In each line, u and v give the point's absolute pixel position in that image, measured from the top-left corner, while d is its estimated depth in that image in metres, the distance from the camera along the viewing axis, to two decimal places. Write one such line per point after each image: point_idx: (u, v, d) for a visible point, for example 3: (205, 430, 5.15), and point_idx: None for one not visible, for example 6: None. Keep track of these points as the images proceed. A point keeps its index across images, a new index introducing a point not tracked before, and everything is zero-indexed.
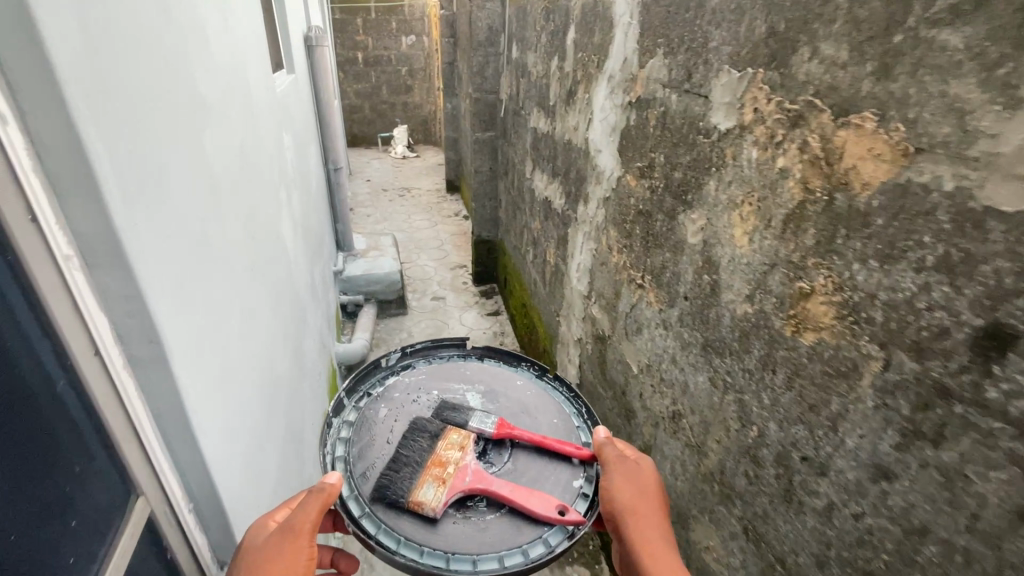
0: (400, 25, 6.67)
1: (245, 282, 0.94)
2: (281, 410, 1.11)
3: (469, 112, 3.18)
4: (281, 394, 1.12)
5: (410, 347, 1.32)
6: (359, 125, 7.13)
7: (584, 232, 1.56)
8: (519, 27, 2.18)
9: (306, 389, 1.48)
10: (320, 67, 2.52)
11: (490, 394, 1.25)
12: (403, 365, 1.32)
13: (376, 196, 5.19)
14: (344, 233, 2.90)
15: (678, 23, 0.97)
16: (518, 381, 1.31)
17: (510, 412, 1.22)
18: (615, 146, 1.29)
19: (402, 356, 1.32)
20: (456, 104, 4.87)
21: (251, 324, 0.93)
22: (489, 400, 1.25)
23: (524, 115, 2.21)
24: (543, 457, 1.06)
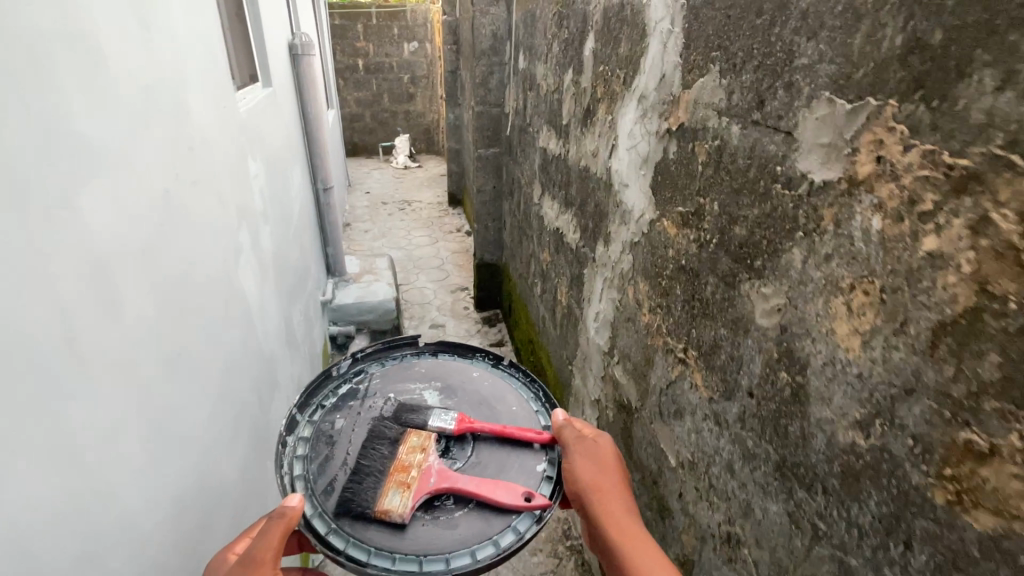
0: (402, 32, 6.48)
1: (162, 372, 0.72)
2: (221, 514, 0.90)
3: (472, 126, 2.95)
4: (222, 493, 0.90)
5: (360, 352, 1.32)
6: (359, 134, 6.92)
7: (603, 277, 1.32)
8: (527, 34, 1.95)
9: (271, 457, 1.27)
10: (307, 78, 2.30)
11: (447, 390, 1.27)
12: (356, 372, 1.31)
13: (375, 210, 4.97)
14: (335, 257, 2.68)
15: (744, 31, 0.73)
16: (471, 371, 1.35)
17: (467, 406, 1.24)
18: (647, 181, 1.05)
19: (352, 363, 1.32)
20: (459, 114, 4.65)
21: (167, 428, 0.72)
22: (447, 396, 1.26)
23: (533, 132, 1.97)
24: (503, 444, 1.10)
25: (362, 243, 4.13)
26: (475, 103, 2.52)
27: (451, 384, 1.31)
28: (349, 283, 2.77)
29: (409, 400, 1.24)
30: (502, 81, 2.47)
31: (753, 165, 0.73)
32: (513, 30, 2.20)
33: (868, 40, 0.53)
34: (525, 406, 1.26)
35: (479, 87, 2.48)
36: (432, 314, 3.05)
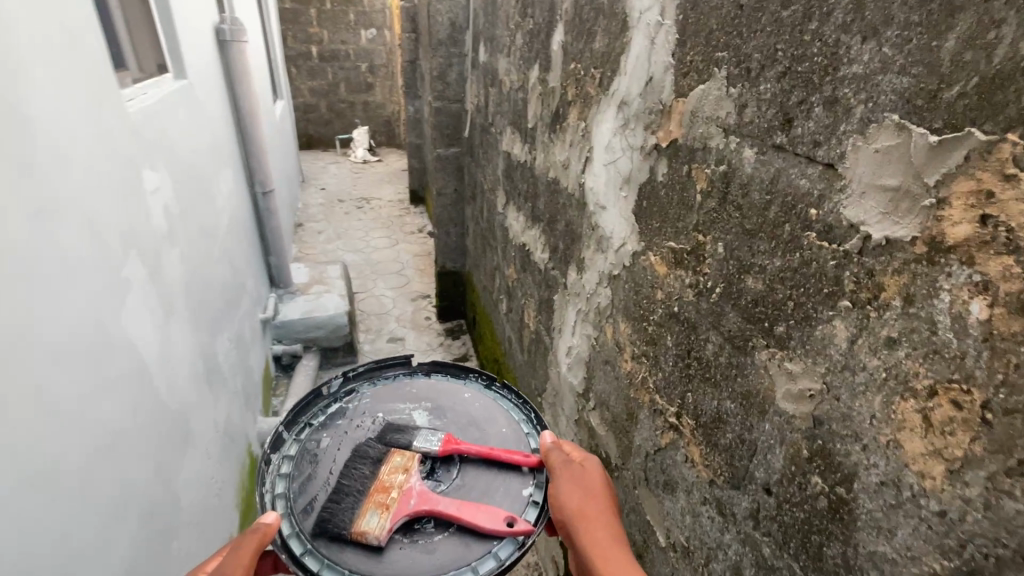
0: (359, 17, 6.12)
1: None
2: None
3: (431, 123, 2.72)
4: None
5: (351, 370, 1.16)
6: (315, 125, 6.54)
7: (577, 307, 1.14)
8: (488, 23, 1.74)
9: (185, 516, 1.08)
10: (239, 66, 2.02)
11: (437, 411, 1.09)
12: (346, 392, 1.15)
13: (330, 209, 4.66)
14: (279, 266, 2.42)
15: (762, 27, 0.56)
16: (466, 392, 1.17)
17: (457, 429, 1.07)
18: (629, 205, 0.88)
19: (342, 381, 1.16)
20: (419, 107, 4.39)
21: None
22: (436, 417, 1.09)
23: (496, 134, 1.77)
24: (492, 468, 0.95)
25: (315, 245, 3.85)
26: (432, 98, 2.30)
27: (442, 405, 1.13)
28: (296, 295, 2.52)
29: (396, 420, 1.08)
30: (462, 74, 2.25)
31: (774, 202, 0.56)
32: (473, 18, 1.98)
33: (969, 44, 0.37)
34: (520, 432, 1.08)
35: (437, 81, 2.25)
36: (390, 326, 2.83)
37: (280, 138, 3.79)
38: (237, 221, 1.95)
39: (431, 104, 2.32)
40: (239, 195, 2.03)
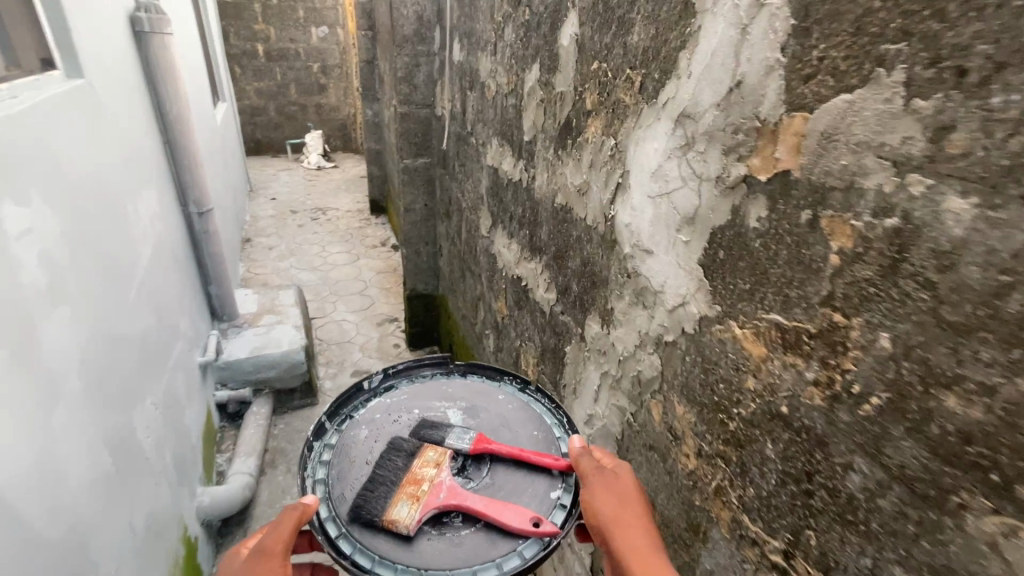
0: (309, 14, 5.72)
1: None
2: None
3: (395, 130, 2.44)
4: None
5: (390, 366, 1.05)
6: (263, 129, 6.07)
7: (601, 368, 0.91)
8: (465, 16, 1.49)
9: None
10: (162, 63, 1.67)
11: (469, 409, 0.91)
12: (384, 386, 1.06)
13: (282, 221, 4.27)
14: (221, 297, 2.08)
15: (1001, 1, 0.34)
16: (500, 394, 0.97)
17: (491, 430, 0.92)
18: (694, 252, 0.65)
19: (382, 377, 1.05)
20: (378, 110, 4.07)
21: None
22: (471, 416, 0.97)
23: (478, 145, 1.53)
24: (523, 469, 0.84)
25: (265, 264, 3.47)
26: (396, 102, 2.02)
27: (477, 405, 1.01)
28: (243, 328, 2.18)
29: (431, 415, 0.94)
30: (431, 76, 1.99)
31: (1022, 287, 0.34)
32: (444, 11, 1.72)
33: None
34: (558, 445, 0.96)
35: (401, 82, 1.98)
36: (354, 357, 2.52)
37: (220, 145, 3.39)
38: (165, 249, 1.61)
39: (395, 109, 2.05)
40: (167, 218, 1.69)
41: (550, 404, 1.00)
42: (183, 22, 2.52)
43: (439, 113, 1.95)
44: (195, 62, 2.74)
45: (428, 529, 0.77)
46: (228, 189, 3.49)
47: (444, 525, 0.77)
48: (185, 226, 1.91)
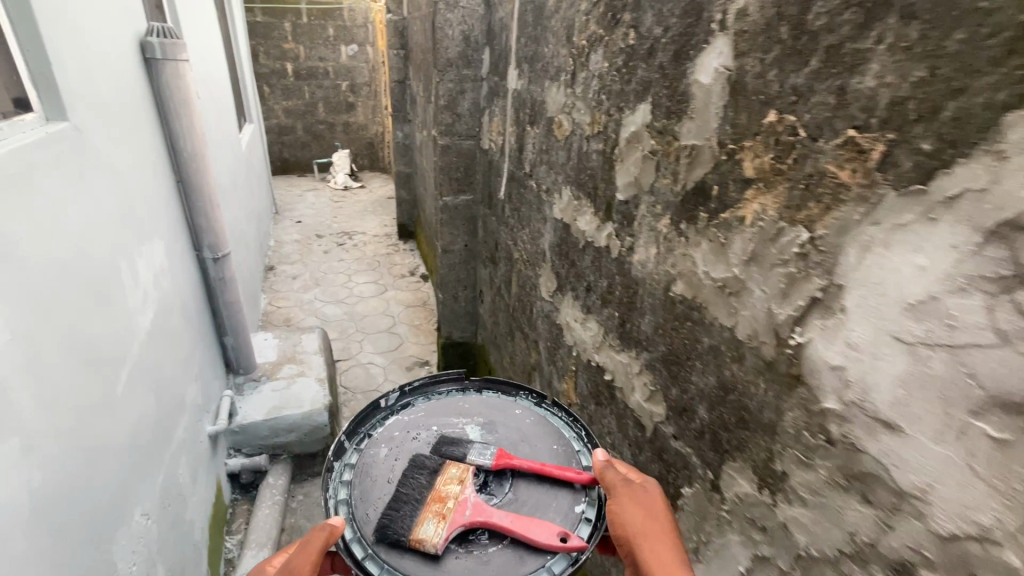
0: (339, 32, 5.62)
1: None
2: None
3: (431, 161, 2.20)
4: None
5: (408, 383, 1.09)
6: (290, 148, 5.96)
7: (755, 546, 0.63)
8: (529, 38, 1.24)
9: None
10: (175, 95, 1.46)
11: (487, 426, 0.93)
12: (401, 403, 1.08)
13: (307, 247, 4.09)
14: (237, 350, 1.86)
15: None
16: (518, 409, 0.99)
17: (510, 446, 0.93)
18: (1019, 461, 0.36)
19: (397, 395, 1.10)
20: (408, 132, 3.88)
21: None
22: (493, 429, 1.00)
23: (539, 191, 1.27)
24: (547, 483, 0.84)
25: (288, 295, 3.28)
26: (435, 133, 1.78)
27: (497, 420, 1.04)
28: (261, 382, 1.95)
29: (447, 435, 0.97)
30: (477, 103, 1.74)
31: None
32: (498, 31, 1.48)
33: None
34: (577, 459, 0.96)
35: (444, 110, 1.73)
36: None
37: (244, 170, 3.22)
38: (173, 308, 1.39)
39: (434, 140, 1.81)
40: (176, 271, 1.47)
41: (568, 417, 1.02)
42: (205, 44, 2.33)
43: (486, 147, 1.70)
44: (217, 86, 2.57)
45: (455, 547, 0.77)
46: (251, 216, 3.31)
47: (472, 544, 0.77)
48: (199, 274, 1.70)
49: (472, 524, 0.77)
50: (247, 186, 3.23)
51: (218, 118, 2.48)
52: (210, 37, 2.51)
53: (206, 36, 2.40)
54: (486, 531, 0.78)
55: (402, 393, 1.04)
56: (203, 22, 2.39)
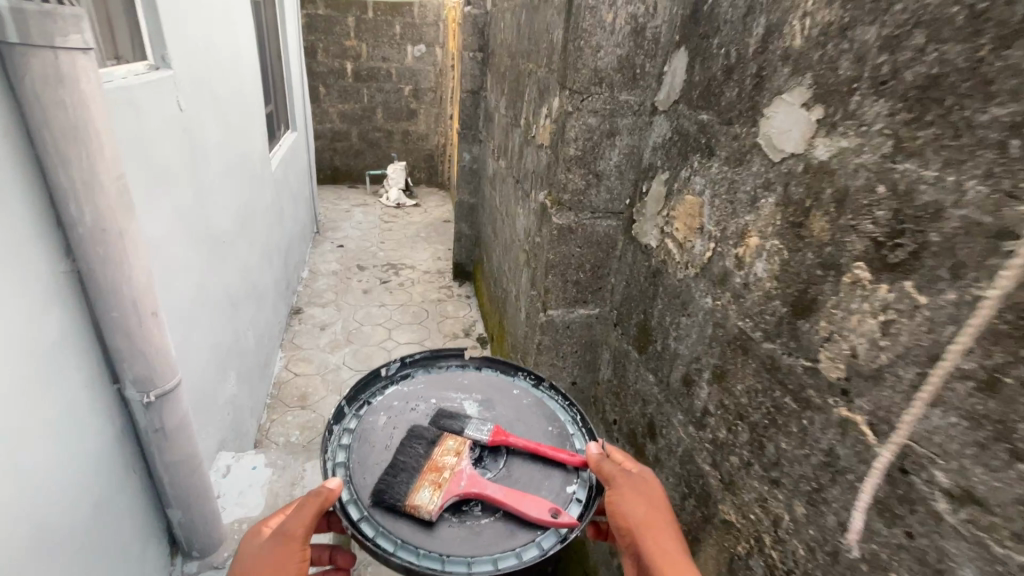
0: (407, 30, 4.98)
1: None
2: None
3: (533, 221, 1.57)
4: None
5: (409, 356, 1.25)
6: (342, 156, 5.43)
7: None
8: (972, 44, 0.50)
9: None
10: (51, 118, 0.72)
11: (487, 404, 1.16)
12: (402, 374, 1.24)
13: (346, 282, 3.45)
14: (186, 532, 1.13)
15: None
16: (516, 389, 1.23)
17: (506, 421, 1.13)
18: None
19: (401, 365, 1.25)
20: (478, 155, 3.14)
21: None
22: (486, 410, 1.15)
23: (929, 457, 0.54)
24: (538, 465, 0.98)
25: (310, 355, 2.59)
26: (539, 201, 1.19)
27: (492, 398, 1.19)
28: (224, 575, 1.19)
29: (447, 407, 1.15)
30: (635, 152, 1.08)
31: None
32: (766, 28, 0.74)
33: None
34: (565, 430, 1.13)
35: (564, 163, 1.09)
36: None
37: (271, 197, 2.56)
38: None
39: (542, 210, 1.22)
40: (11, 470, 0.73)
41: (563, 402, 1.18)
42: (215, 32, 1.66)
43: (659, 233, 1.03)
44: (235, 89, 1.91)
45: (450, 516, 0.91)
46: (277, 253, 2.66)
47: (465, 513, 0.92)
48: (120, 423, 0.99)
49: (464, 496, 0.92)
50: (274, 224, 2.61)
51: (230, 137, 1.82)
52: (229, 25, 1.84)
53: (220, 23, 1.74)
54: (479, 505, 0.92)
55: (401, 364, 1.21)
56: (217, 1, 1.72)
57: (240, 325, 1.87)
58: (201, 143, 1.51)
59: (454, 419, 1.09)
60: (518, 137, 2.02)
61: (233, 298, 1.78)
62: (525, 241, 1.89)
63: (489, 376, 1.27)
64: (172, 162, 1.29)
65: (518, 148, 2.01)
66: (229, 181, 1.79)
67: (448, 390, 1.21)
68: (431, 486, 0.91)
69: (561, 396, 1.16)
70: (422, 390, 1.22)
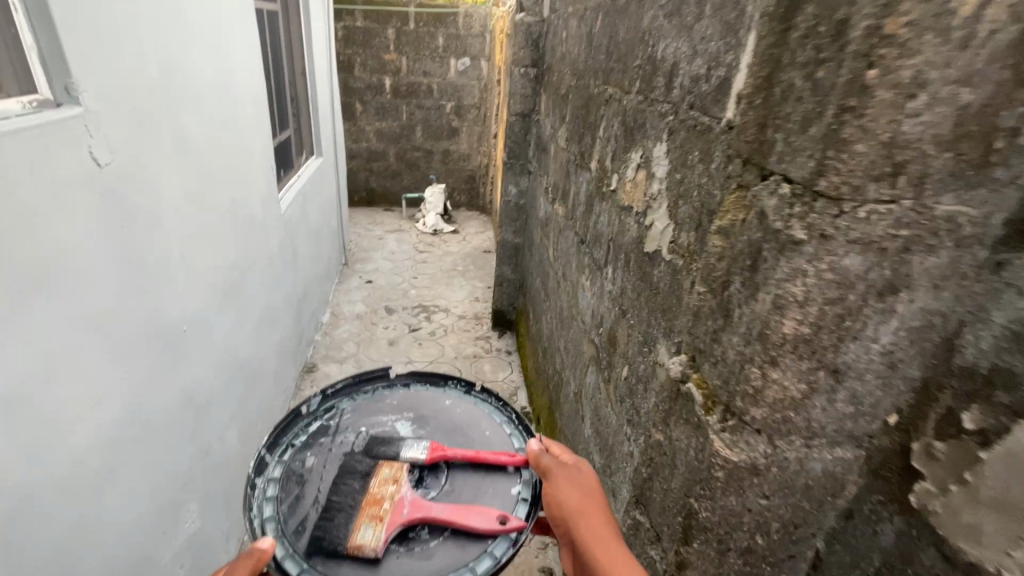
0: (450, 41, 4.58)
1: None
2: None
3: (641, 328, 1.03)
4: None
5: (331, 388, 1.19)
6: (378, 177, 5.08)
7: None
8: None
9: None
10: None
11: (420, 420, 1.16)
12: (325, 409, 1.17)
13: (371, 329, 3.03)
14: None
15: None
16: (445, 401, 1.23)
17: (442, 436, 1.13)
18: None
19: (321, 399, 1.18)
20: (526, 188, 2.65)
21: None
22: (420, 426, 1.15)
23: None
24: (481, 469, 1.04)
25: None
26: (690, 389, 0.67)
27: (425, 413, 1.19)
28: None
29: (379, 433, 1.12)
30: (936, 333, 0.46)
31: None
32: None
33: None
34: (501, 431, 1.15)
35: (761, 352, 0.55)
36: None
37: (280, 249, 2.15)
38: None
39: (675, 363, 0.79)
40: None
41: (493, 403, 1.21)
42: (181, 52, 1.24)
43: None
44: (221, 125, 1.49)
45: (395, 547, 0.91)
46: (283, 312, 2.24)
47: (412, 540, 0.93)
48: None
49: (411, 522, 0.93)
50: (283, 278, 2.20)
51: (208, 189, 1.40)
52: (212, 42, 1.43)
53: (195, 41, 1.32)
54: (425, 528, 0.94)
55: (324, 398, 1.15)
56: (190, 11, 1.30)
57: (211, 431, 1.43)
58: (149, 206, 1.09)
59: (389, 444, 1.08)
60: (585, 184, 1.52)
61: (199, 402, 1.34)
62: (594, 330, 1.38)
63: (418, 391, 1.26)
64: (75, 245, 0.86)
65: (585, 199, 1.50)
66: (203, 246, 1.37)
67: (377, 414, 1.18)
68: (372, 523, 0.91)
69: (494, 397, 1.21)
70: (349, 421, 1.15)
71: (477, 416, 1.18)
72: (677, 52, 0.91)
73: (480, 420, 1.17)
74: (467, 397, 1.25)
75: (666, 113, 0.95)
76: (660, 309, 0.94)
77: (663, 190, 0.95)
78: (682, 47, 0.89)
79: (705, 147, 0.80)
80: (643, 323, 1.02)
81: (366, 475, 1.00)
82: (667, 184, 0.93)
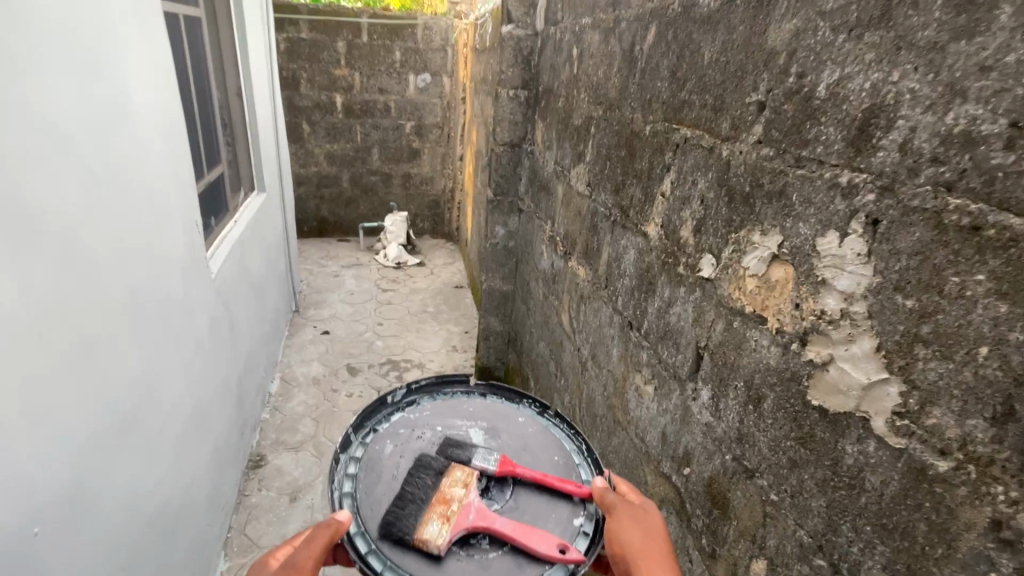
0: (408, 56, 4.14)
1: None
2: None
3: (817, 526, 0.63)
4: None
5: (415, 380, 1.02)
6: (330, 205, 4.54)
7: None
8: None
9: None
10: None
11: (492, 432, 0.95)
12: (408, 403, 1.00)
13: (333, 396, 2.53)
14: None
15: None
16: (519, 417, 1.01)
17: (510, 452, 0.91)
18: None
19: (407, 392, 1.01)
20: (517, 228, 2.26)
21: None
22: (492, 437, 0.94)
23: None
24: (547, 494, 0.84)
25: None
26: None
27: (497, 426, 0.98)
28: None
29: (455, 435, 0.94)
30: None
31: None
32: None
33: None
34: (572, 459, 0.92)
35: None
36: None
37: (212, 331, 1.65)
38: None
39: None
40: None
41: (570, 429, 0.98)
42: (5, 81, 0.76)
43: None
44: (103, 181, 1.00)
45: (457, 549, 0.76)
46: (221, 410, 1.71)
47: (472, 547, 0.76)
48: None
49: (475, 529, 0.76)
50: (217, 366, 1.69)
51: (77, 283, 0.91)
52: (74, 63, 0.94)
53: (37, 59, 0.84)
54: (487, 537, 0.77)
55: (408, 386, 1.00)
56: (25, 13, 0.82)
57: None
58: None
59: (462, 449, 0.89)
60: (633, 250, 1.14)
61: None
62: (666, 453, 1.00)
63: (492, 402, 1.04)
64: None
65: (635, 270, 1.12)
66: (62, 377, 0.86)
67: (453, 418, 0.98)
68: (440, 519, 0.75)
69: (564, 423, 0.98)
70: (427, 417, 0.98)
71: (551, 437, 0.95)
72: (885, 90, 0.54)
73: (551, 442, 0.95)
74: (541, 418, 1.01)
75: (856, 189, 0.58)
76: (870, 519, 0.56)
77: (862, 316, 0.57)
78: (905, 80, 0.52)
79: (1022, 278, 0.42)
80: (812, 517, 0.64)
81: (438, 473, 0.84)
82: (876, 311, 0.55)
